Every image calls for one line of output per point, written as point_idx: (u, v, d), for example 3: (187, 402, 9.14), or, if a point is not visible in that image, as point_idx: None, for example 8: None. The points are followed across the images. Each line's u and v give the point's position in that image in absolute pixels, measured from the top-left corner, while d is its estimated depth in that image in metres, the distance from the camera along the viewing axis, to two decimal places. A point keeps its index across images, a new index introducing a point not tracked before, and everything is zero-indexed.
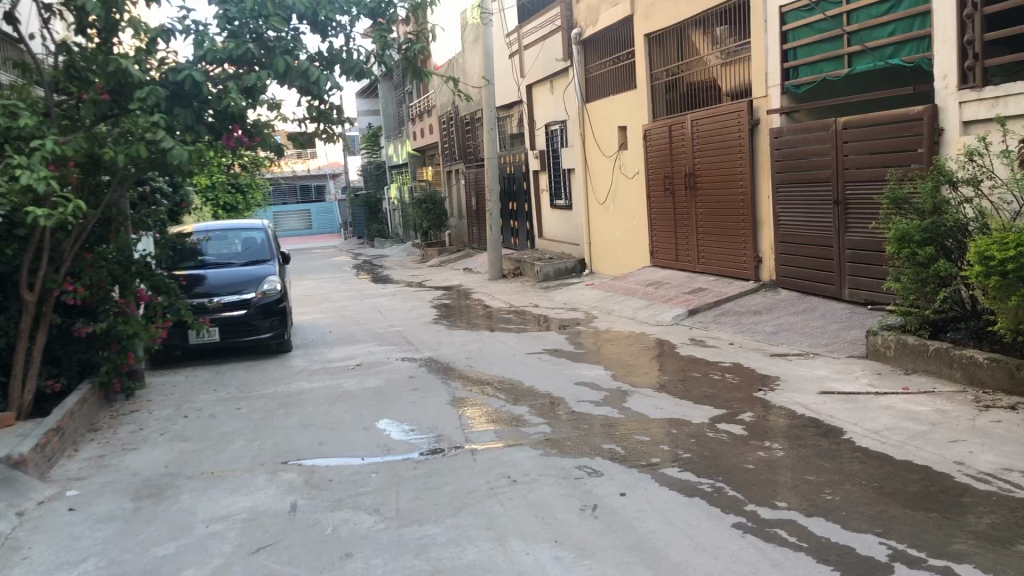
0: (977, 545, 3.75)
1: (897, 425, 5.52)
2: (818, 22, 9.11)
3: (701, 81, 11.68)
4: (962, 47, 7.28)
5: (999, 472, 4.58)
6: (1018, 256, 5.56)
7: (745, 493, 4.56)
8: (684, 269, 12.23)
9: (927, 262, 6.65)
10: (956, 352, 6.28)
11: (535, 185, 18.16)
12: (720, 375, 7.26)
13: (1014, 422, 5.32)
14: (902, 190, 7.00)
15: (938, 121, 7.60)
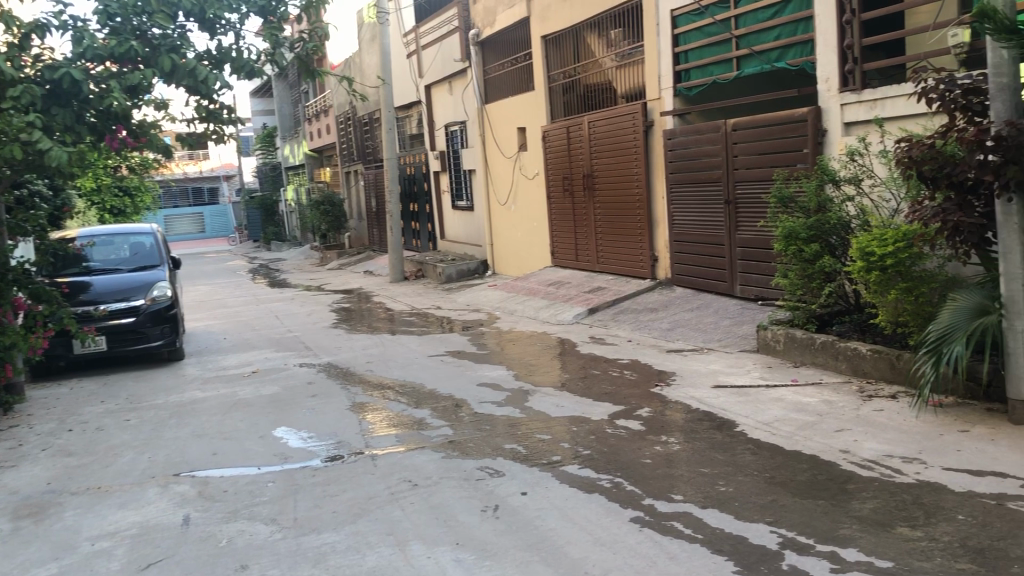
0: (861, 530, 3.90)
1: (787, 416, 5.71)
2: (707, 26, 9.37)
3: (597, 83, 11.85)
4: (842, 51, 7.62)
5: (881, 458, 4.78)
6: (896, 251, 5.82)
7: (643, 488, 4.64)
8: (584, 268, 12.38)
9: (813, 258, 6.91)
10: (841, 345, 6.54)
11: (436, 187, 18.10)
12: (619, 372, 7.37)
13: (894, 411, 5.57)
14: (789, 190, 7.26)
15: (821, 122, 7.90)
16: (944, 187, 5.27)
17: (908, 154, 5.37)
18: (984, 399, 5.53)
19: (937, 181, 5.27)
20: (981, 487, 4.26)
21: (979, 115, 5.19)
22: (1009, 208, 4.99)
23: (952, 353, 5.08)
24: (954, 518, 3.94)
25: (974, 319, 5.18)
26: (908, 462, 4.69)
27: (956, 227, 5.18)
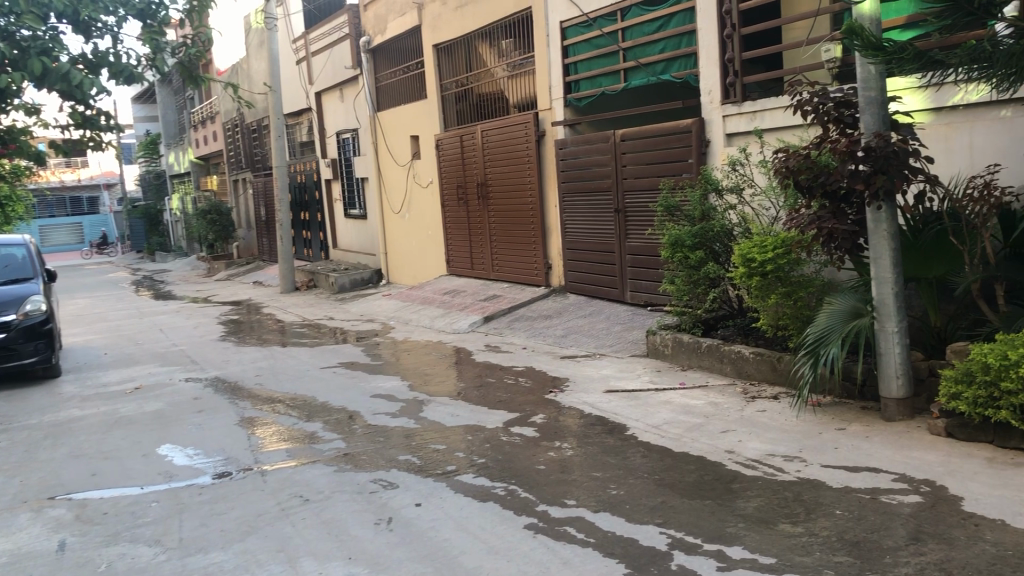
0: (746, 528, 4.03)
1: (675, 419, 5.85)
2: (595, 38, 9.56)
3: (489, 93, 11.92)
4: (723, 65, 7.90)
5: (764, 457, 4.95)
6: (775, 258, 6.06)
7: (536, 494, 4.67)
8: (479, 276, 12.42)
9: (698, 265, 7.13)
10: (726, 348, 6.75)
11: (327, 195, 17.84)
12: (514, 379, 7.41)
13: (776, 411, 5.78)
14: (675, 198, 7.47)
15: (704, 134, 8.16)
16: (819, 196, 5.52)
17: (785, 165, 5.59)
18: (858, 398, 5.80)
19: (812, 190, 5.51)
20: (857, 482, 4.46)
21: (849, 127, 5.47)
22: (879, 215, 5.24)
23: (829, 354, 5.31)
24: (832, 513, 4.12)
25: (848, 321, 5.44)
26: (789, 460, 4.87)
27: (830, 234, 5.43)
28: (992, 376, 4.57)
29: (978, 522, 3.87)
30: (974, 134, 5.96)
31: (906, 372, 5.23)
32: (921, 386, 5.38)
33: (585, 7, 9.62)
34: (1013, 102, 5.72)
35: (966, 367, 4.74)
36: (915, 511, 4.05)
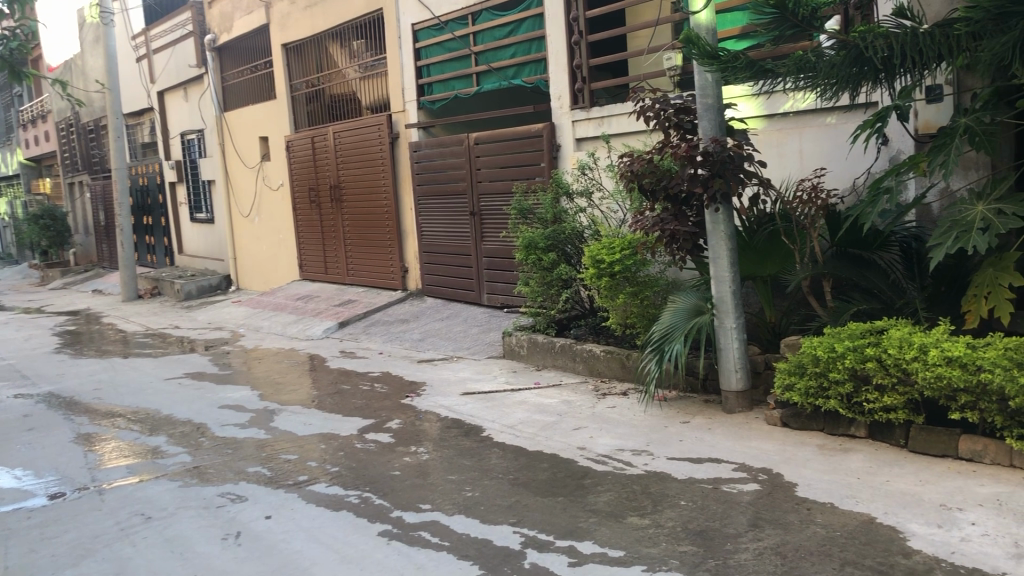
0: (597, 523, 4.12)
1: (530, 418, 5.92)
2: (447, 42, 9.58)
3: (341, 94, 11.73)
4: (573, 71, 8.08)
5: (614, 453, 5.08)
6: (622, 258, 6.23)
7: (390, 501, 4.62)
8: (333, 280, 12.21)
9: (550, 267, 7.26)
10: (578, 347, 6.89)
11: (172, 199, 17.09)
12: (369, 385, 7.31)
13: (626, 407, 5.95)
14: (527, 201, 7.58)
15: (555, 138, 8.32)
16: (662, 199, 5.72)
17: (630, 169, 5.77)
18: (702, 391, 6.05)
19: (656, 193, 5.71)
20: (701, 473, 4.64)
21: (689, 133, 5.71)
22: (717, 217, 5.48)
23: (673, 350, 5.52)
24: (677, 504, 4.26)
25: (691, 318, 5.66)
26: (637, 454, 5.02)
27: (673, 235, 5.65)
28: (821, 367, 4.84)
29: (810, 506, 4.10)
30: (804, 140, 6.33)
31: (743, 366, 5.50)
32: (756, 378, 5.71)
33: (436, 10, 9.63)
34: (837, 110, 6.11)
35: (798, 359, 5.00)
36: (753, 498, 4.25)
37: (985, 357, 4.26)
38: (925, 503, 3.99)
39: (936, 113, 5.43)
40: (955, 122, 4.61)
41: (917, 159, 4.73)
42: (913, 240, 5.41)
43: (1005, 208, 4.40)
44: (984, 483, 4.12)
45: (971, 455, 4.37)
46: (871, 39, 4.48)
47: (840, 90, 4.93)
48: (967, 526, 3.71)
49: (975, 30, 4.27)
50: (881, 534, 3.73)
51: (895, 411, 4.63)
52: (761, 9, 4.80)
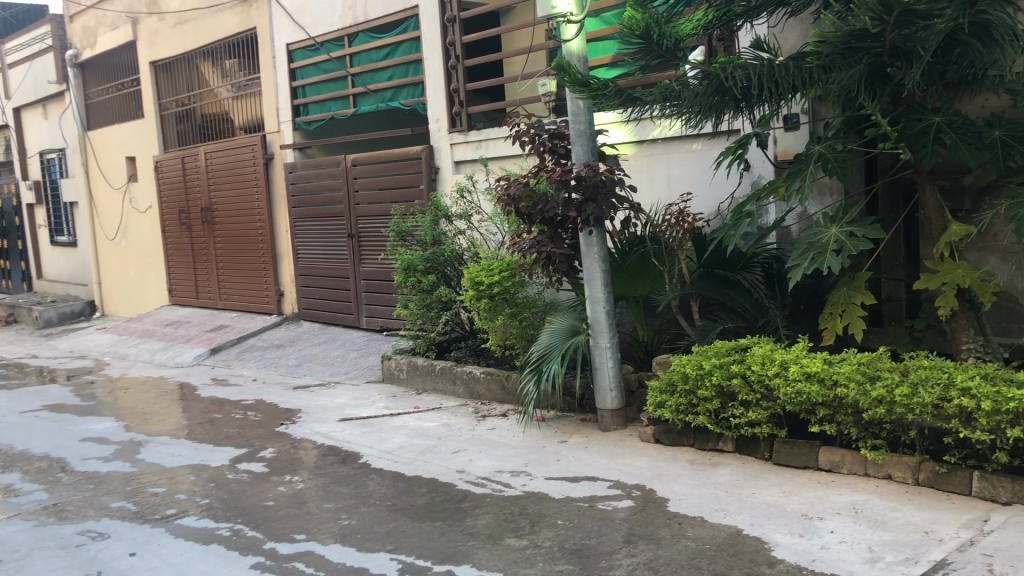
0: (475, 546, 4.12)
1: (408, 443, 5.88)
2: (323, 63, 9.49)
3: (213, 114, 11.42)
4: (450, 94, 8.14)
5: (493, 474, 5.10)
6: (501, 280, 6.26)
7: (263, 532, 4.49)
8: (206, 305, 11.82)
9: (430, 289, 7.24)
10: (458, 370, 6.89)
11: (29, 220, 16.21)
12: (242, 413, 7.10)
13: (505, 428, 5.98)
14: (406, 224, 7.56)
15: (434, 160, 8.33)
16: (538, 222, 5.80)
17: (506, 192, 5.81)
18: (578, 410, 6.15)
19: (532, 216, 5.78)
20: (577, 492, 4.71)
21: (562, 157, 5.84)
22: (591, 240, 5.59)
23: (550, 371, 5.59)
24: (554, 524, 4.30)
25: (567, 338, 5.76)
26: (516, 475, 5.05)
27: (549, 257, 5.75)
28: (691, 384, 4.99)
29: (681, 520, 4.21)
30: (672, 165, 6.57)
31: (618, 384, 5.63)
32: (630, 396, 5.86)
33: (312, 30, 9.54)
34: (703, 137, 6.37)
35: (669, 377, 5.13)
36: (627, 515, 4.33)
37: (839, 371, 4.48)
38: (788, 513, 4.16)
39: (793, 140, 5.76)
40: (810, 150, 4.86)
41: (776, 185, 4.96)
42: (774, 261, 5.68)
43: (856, 231, 4.67)
44: (841, 492, 4.33)
45: (830, 466, 4.59)
46: (732, 70, 4.68)
47: (704, 118, 5.12)
48: (826, 534, 3.89)
49: (825, 63, 4.52)
50: (748, 545, 3.86)
51: (760, 425, 4.83)
52: (628, 39, 4.95)
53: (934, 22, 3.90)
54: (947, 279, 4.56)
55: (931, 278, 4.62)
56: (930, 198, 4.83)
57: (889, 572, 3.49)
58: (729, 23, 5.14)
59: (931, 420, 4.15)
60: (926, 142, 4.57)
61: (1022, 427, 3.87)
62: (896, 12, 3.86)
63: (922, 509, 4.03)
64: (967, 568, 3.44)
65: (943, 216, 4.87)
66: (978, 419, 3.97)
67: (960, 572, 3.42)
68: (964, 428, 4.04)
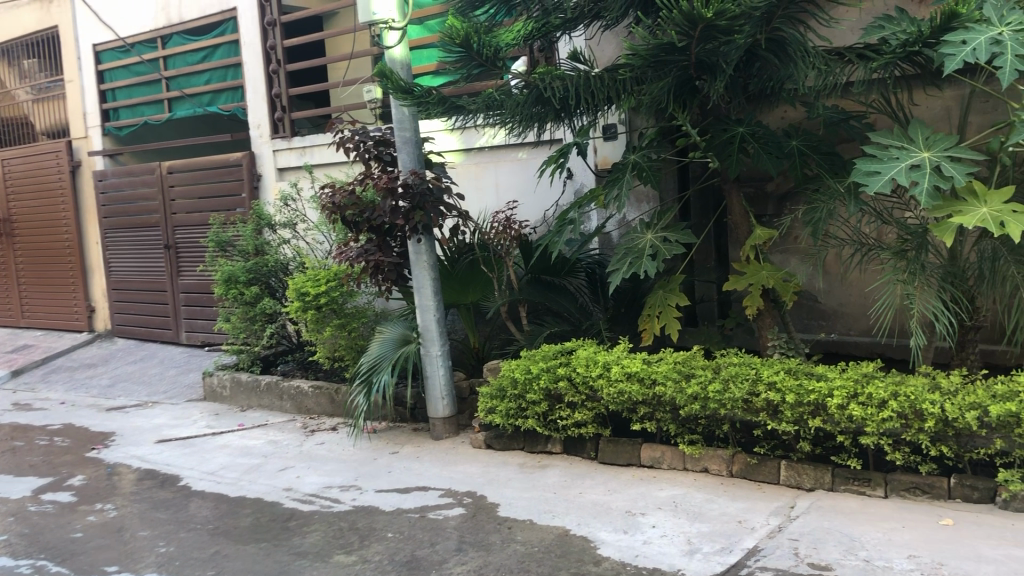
0: (302, 565, 3.99)
1: (232, 462, 5.64)
2: (134, 65, 9.02)
3: (10, 118, 10.59)
4: (272, 100, 7.92)
5: (321, 490, 4.96)
6: (328, 290, 6.11)
7: (69, 567, 4.18)
8: (6, 324, 10.92)
9: (253, 301, 6.99)
10: (285, 384, 6.68)
11: None
12: (47, 439, 6.59)
13: (334, 442, 5.84)
14: (226, 234, 7.27)
15: (255, 168, 8.06)
16: (365, 230, 5.69)
17: (331, 200, 5.66)
18: (410, 419, 6.11)
19: (359, 224, 5.66)
20: (408, 503, 4.66)
21: (388, 165, 5.81)
22: (419, 248, 5.54)
23: (381, 382, 5.51)
24: (384, 537, 4.24)
25: (397, 348, 5.70)
26: (345, 490, 4.94)
27: (377, 266, 5.65)
28: (519, 389, 5.04)
29: (512, 524, 4.25)
30: (498, 173, 6.67)
31: (449, 393, 5.62)
32: (461, 404, 5.87)
33: (121, 30, 9.03)
34: (527, 145, 6.50)
35: (499, 383, 5.16)
36: (458, 523, 4.33)
37: (659, 371, 4.64)
38: (613, 510, 4.28)
39: (612, 150, 6.00)
40: (626, 159, 5.03)
41: (597, 193, 5.10)
42: (597, 267, 5.86)
43: (670, 236, 4.87)
44: (662, 487, 4.51)
45: (651, 462, 4.77)
46: (550, 80, 4.75)
47: (526, 127, 5.19)
48: (648, 529, 4.03)
49: (637, 75, 4.68)
50: (575, 545, 3.94)
51: (586, 426, 4.95)
52: (449, 47, 4.97)
53: (734, 37, 4.12)
54: (753, 280, 4.83)
55: (739, 280, 4.88)
56: (737, 204, 5.11)
57: (707, 562, 3.64)
58: (548, 35, 5.27)
59: (742, 414, 4.38)
60: (731, 151, 4.84)
61: (822, 417, 4.15)
62: (700, 27, 4.04)
63: (735, 500, 4.25)
64: (776, 553, 3.65)
65: (748, 221, 5.16)
66: (783, 411, 4.23)
67: (770, 557, 3.62)
68: (772, 420, 4.29)
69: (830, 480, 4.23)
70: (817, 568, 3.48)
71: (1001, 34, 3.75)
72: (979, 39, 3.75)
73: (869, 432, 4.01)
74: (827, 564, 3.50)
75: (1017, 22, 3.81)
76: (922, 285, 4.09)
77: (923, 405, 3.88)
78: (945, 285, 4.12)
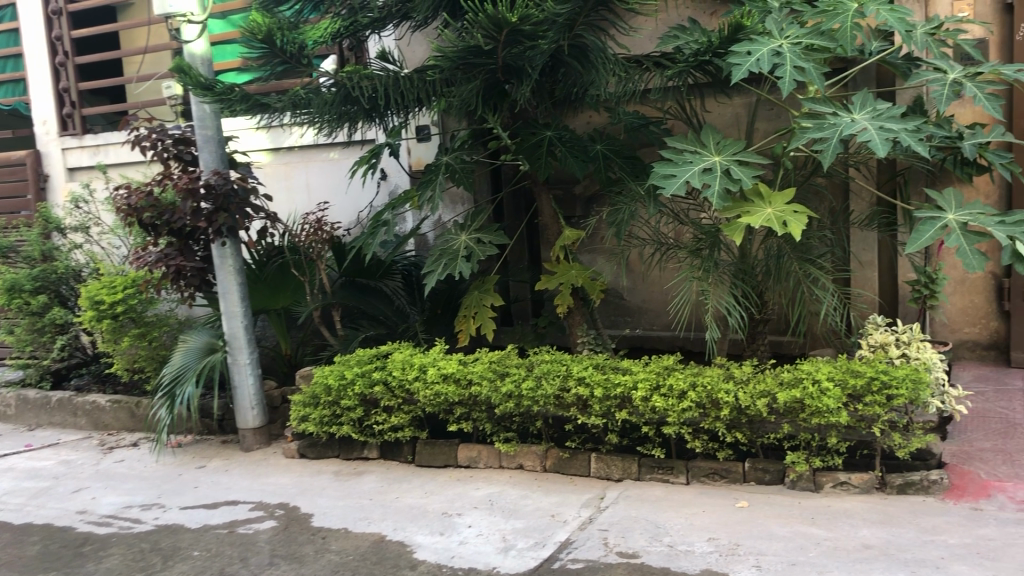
0: None
1: (17, 487, 5.18)
2: None
3: None
4: (60, 95, 7.38)
5: (120, 511, 4.65)
6: (126, 298, 5.74)
7: None
8: None
9: (41, 311, 6.46)
10: (79, 400, 6.22)
11: None
12: None
13: (135, 459, 5.49)
14: (8, 239, 6.68)
15: (42, 167, 7.47)
16: (165, 234, 5.39)
17: (126, 202, 5.31)
18: (218, 432, 5.85)
19: (158, 227, 5.35)
20: (215, 519, 4.45)
21: (190, 164, 5.54)
22: (224, 251, 5.31)
23: (185, 394, 5.22)
24: (189, 556, 4.02)
25: (202, 357, 5.42)
26: (147, 509, 4.65)
27: (179, 272, 5.36)
28: (333, 395, 4.92)
29: (326, 534, 4.14)
30: (309, 174, 6.51)
31: (260, 402, 5.42)
32: (273, 413, 5.68)
33: None
34: (338, 146, 6.40)
35: (311, 390, 5.01)
36: (270, 536, 4.17)
37: (473, 371, 4.66)
38: (429, 513, 4.26)
39: (425, 151, 6.07)
40: (438, 161, 5.01)
41: (410, 194, 5.05)
42: (413, 268, 5.84)
43: (483, 237, 4.91)
44: (478, 486, 4.54)
45: (468, 462, 4.80)
46: (358, 79, 4.70)
47: (336, 127, 5.08)
48: (464, 529, 4.04)
49: (446, 76, 4.68)
50: (391, 551, 3.89)
51: (402, 430, 4.91)
52: (250, 43, 4.80)
53: (539, 42, 4.21)
54: (563, 279, 4.94)
55: (550, 280, 4.98)
56: (546, 205, 5.23)
57: (521, 558, 3.69)
58: (356, 34, 5.18)
59: (554, 410, 4.48)
60: (540, 155, 4.94)
61: (628, 409, 4.32)
62: (506, 32, 4.10)
63: (549, 494, 4.34)
64: (586, 545, 3.74)
65: (558, 222, 5.30)
66: (592, 405, 4.36)
67: (581, 549, 3.72)
68: (582, 415, 4.42)
69: (637, 469, 4.41)
70: (625, 556, 3.60)
71: (781, 46, 4.01)
72: (761, 50, 3.98)
73: (670, 422, 4.21)
74: (634, 552, 3.63)
75: (795, 36, 4.06)
76: (716, 282, 4.33)
77: (718, 394, 4.11)
78: (736, 281, 4.39)
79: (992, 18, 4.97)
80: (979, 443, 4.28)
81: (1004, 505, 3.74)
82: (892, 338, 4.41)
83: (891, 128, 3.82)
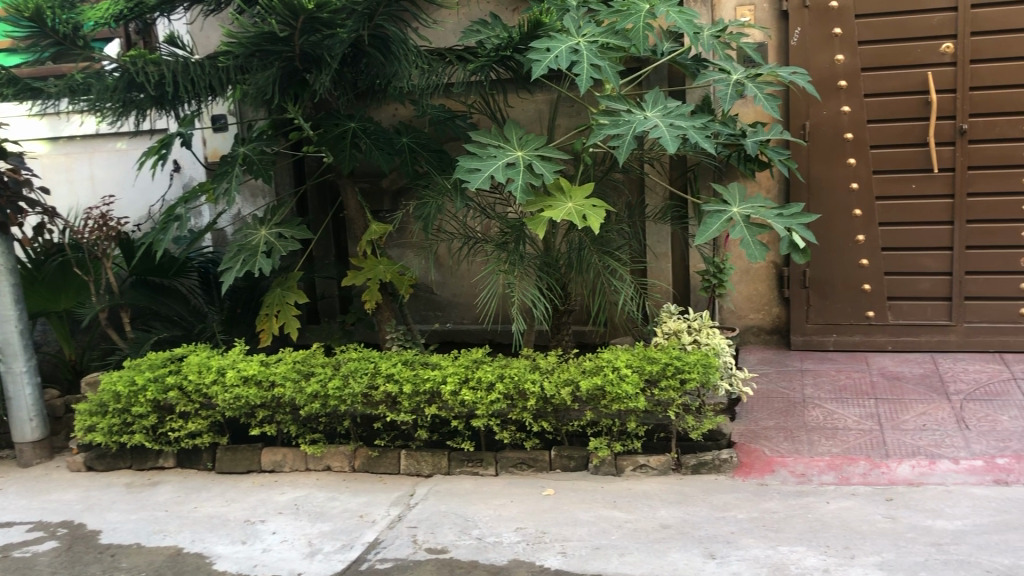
0: None
1: None
2: None
3: None
4: None
5: None
6: None
7: None
8: None
9: None
10: None
11: None
12: None
13: None
14: None
15: None
16: None
17: None
18: None
19: None
20: None
21: None
22: None
23: None
24: None
25: None
26: None
27: None
28: (123, 403, 4.59)
29: (115, 552, 3.86)
30: (93, 165, 6.06)
31: (39, 413, 4.99)
32: (55, 424, 5.25)
33: None
34: (125, 135, 6.00)
35: (98, 399, 4.66)
36: (50, 559, 3.83)
37: (276, 372, 4.47)
38: (230, 522, 4.06)
39: (222, 142, 5.84)
40: (235, 151, 4.76)
41: (205, 187, 4.78)
42: (210, 265, 5.56)
43: (284, 232, 4.73)
44: (283, 491, 4.37)
45: (272, 466, 4.62)
46: (143, 64, 4.41)
47: (120, 116, 4.73)
48: (268, 536, 3.87)
49: (240, 63, 4.46)
50: (188, 564, 3.68)
51: (200, 436, 4.66)
52: (16, 21, 4.51)
53: (337, 31, 4.11)
54: (370, 275, 4.85)
55: (356, 275, 4.87)
56: (351, 198, 5.11)
57: (328, 562, 3.59)
58: (142, 15, 4.67)
59: (361, 408, 4.39)
60: (343, 146, 4.83)
61: (437, 404, 4.29)
62: (303, 19, 4.00)
63: (357, 495, 4.24)
64: (394, 544, 3.68)
65: (364, 216, 5.19)
66: (401, 402, 4.30)
67: (389, 548, 3.65)
68: (391, 412, 4.35)
69: (447, 464, 4.40)
70: (434, 552, 3.57)
71: (578, 44, 4.08)
72: (560, 47, 4.04)
73: (479, 415, 4.21)
74: (442, 547, 3.61)
75: (591, 34, 4.16)
76: (521, 274, 4.39)
77: (525, 385, 4.16)
78: (541, 274, 4.46)
79: (770, 24, 5.33)
80: (764, 422, 4.57)
81: (786, 479, 4.01)
82: (684, 325, 4.63)
83: (680, 126, 3.99)
